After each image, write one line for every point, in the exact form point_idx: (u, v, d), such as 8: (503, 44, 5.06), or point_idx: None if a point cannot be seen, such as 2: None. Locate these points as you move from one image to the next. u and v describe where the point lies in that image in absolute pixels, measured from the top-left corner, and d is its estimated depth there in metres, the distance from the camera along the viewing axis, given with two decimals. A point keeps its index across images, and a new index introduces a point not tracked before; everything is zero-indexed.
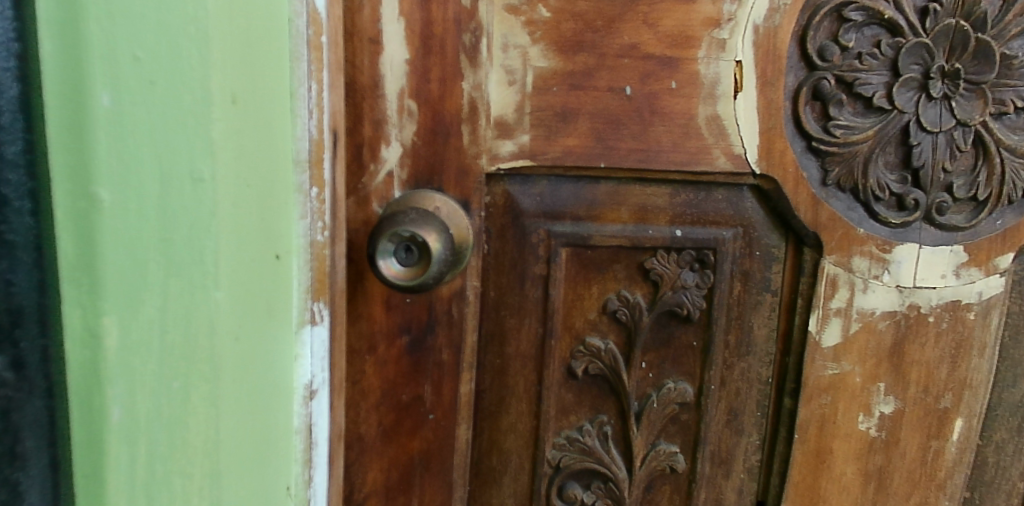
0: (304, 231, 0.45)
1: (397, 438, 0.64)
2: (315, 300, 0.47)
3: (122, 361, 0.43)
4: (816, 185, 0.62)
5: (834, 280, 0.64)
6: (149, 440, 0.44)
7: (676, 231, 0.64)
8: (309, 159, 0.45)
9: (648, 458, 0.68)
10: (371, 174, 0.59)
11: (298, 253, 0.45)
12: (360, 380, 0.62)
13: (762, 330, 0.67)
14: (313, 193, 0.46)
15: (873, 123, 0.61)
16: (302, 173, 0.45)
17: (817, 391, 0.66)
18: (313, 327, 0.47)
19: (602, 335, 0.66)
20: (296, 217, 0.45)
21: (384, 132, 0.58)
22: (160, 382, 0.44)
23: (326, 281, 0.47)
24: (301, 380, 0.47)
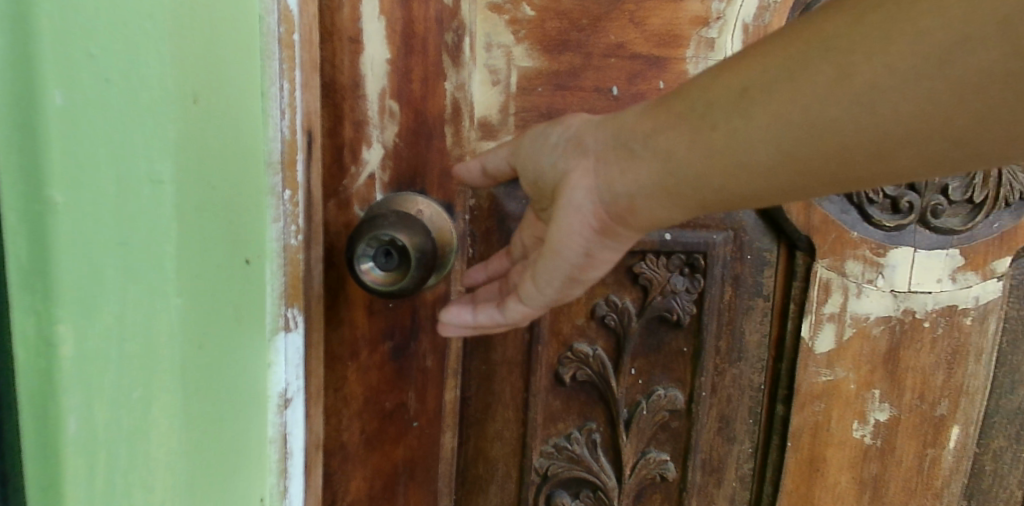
0: (277, 235, 0.45)
1: (381, 446, 0.63)
2: (289, 308, 0.48)
3: (80, 375, 0.38)
4: None
5: (827, 284, 0.63)
6: (109, 463, 0.40)
7: (664, 234, 0.63)
8: (282, 160, 0.45)
9: (637, 466, 0.67)
10: (352, 177, 0.56)
11: (269, 259, 0.45)
12: (343, 386, 0.59)
13: (754, 336, 0.65)
14: (286, 195, 0.46)
15: None
16: (275, 174, 0.44)
17: (810, 398, 0.65)
18: (287, 334, 0.48)
19: (590, 341, 0.66)
20: (270, 220, 0.45)
21: (366, 132, 0.56)
22: (120, 398, 0.39)
23: (300, 287, 0.48)
24: (275, 388, 0.47)
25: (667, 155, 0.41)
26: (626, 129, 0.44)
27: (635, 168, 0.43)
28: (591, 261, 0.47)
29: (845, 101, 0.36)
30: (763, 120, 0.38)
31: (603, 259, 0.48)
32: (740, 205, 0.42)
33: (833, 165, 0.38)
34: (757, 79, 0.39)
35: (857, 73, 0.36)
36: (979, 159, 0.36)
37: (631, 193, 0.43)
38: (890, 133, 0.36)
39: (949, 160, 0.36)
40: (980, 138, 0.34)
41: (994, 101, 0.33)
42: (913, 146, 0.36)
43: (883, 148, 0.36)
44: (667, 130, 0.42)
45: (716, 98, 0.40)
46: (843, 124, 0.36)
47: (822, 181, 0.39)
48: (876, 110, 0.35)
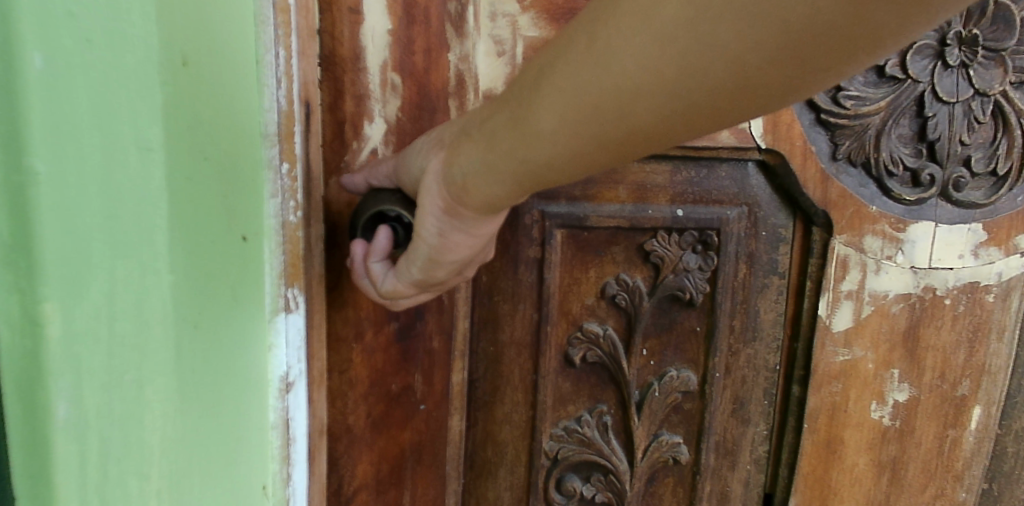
0: (275, 211, 0.43)
1: (388, 431, 0.62)
2: (288, 287, 0.46)
3: (68, 356, 0.33)
4: (826, 159, 0.59)
5: (845, 261, 0.61)
6: (100, 443, 0.35)
7: (677, 210, 0.62)
8: (280, 133, 0.43)
9: (649, 449, 0.66)
10: (354, 152, 0.56)
11: (268, 236, 0.43)
12: (347, 369, 0.57)
13: (769, 315, 0.64)
14: (284, 170, 0.44)
15: (885, 93, 0.57)
16: (271, 147, 0.42)
17: (827, 378, 0.63)
18: (287, 315, 0.46)
19: (601, 321, 0.65)
20: (268, 197, 0.43)
21: (367, 106, 0.55)
22: (111, 378, 0.35)
23: (299, 266, 0.47)
24: (277, 372, 0.46)
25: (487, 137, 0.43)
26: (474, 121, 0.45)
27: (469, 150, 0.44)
28: (446, 243, 0.47)
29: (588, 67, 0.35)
30: (544, 89, 0.38)
31: (461, 241, 0.48)
32: (560, 177, 0.41)
33: (608, 122, 0.36)
34: (546, 56, 0.39)
35: (601, 31, 0.35)
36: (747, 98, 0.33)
37: (466, 174, 0.44)
38: (644, 79, 0.34)
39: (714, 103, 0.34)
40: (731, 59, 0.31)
41: (720, 26, 0.31)
42: (668, 93, 0.34)
43: (640, 93, 0.34)
44: (492, 118, 0.43)
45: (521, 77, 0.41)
46: (597, 79, 0.35)
47: (609, 141, 0.37)
48: (618, 65, 0.34)
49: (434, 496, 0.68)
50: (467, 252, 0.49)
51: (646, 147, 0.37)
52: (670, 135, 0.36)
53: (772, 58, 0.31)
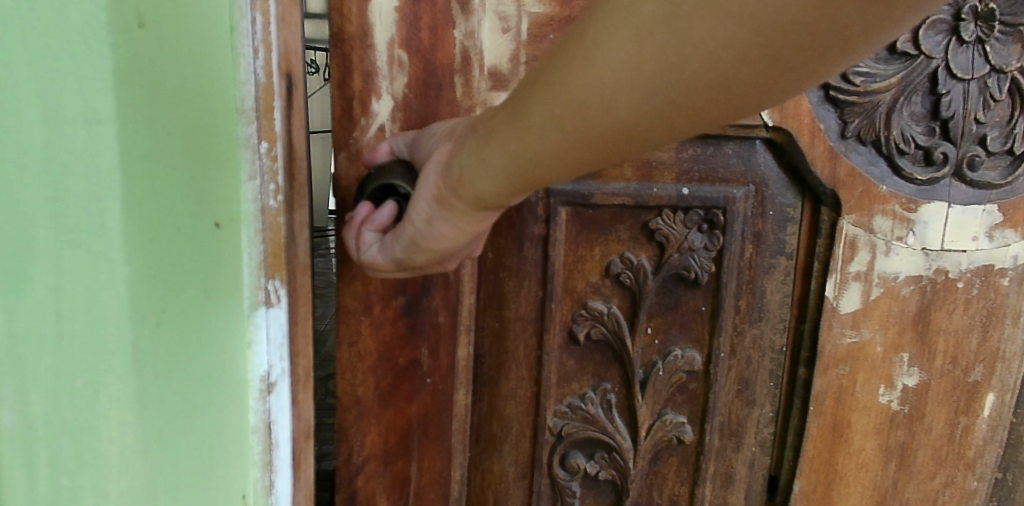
0: (253, 196, 0.41)
1: (395, 402, 0.66)
2: (269, 278, 0.43)
3: (11, 358, 0.37)
4: (835, 137, 0.58)
5: (854, 241, 0.60)
6: (48, 443, 0.38)
7: (682, 189, 0.62)
8: (257, 108, 0.41)
9: (653, 428, 0.66)
10: (362, 128, 0.61)
11: (245, 223, 0.41)
12: (355, 342, 0.63)
13: (775, 295, 0.63)
14: (264, 149, 0.42)
15: (897, 70, 0.56)
16: (249, 124, 0.40)
17: (834, 361, 0.62)
18: (267, 309, 0.44)
19: (605, 299, 0.65)
20: (245, 178, 0.41)
21: (375, 84, 0.60)
22: (59, 380, 0.38)
23: (280, 255, 0.44)
24: (256, 371, 0.44)
25: (488, 134, 0.46)
26: (481, 119, 0.49)
27: (471, 144, 0.47)
28: (431, 230, 0.51)
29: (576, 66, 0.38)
30: (540, 87, 0.41)
31: (446, 233, 0.51)
32: (551, 172, 0.43)
33: (592, 114, 0.38)
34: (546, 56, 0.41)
35: (587, 31, 0.37)
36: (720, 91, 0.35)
37: (461, 167, 0.48)
38: (625, 71, 0.36)
39: (688, 99, 0.36)
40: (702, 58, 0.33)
41: (692, 22, 0.33)
42: (647, 86, 0.36)
43: (621, 86, 0.37)
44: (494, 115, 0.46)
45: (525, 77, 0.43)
46: (585, 72, 0.37)
47: (593, 137, 0.40)
48: (601, 62, 0.37)
49: (440, 468, 0.69)
50: (450, 244, 0.52)
51: (628, 144, 0.39)
52: (649, 131, 0.38)
53: (736, 57, 0.33)
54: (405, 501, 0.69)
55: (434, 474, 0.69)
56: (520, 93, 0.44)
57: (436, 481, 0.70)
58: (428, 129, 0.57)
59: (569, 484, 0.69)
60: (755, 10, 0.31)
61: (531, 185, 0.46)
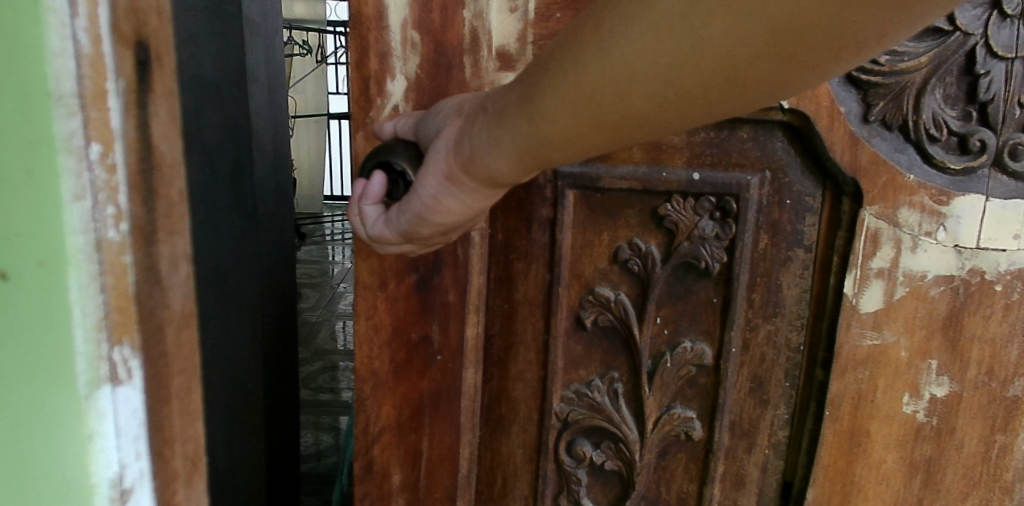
0: (82, 223, 0.33)
1: (408, 376, 0.68)
2: (114, 346, 0.35)
3: None
4: (857, 121, 0.54)
5: (876, 235, 0.55)
6: None
7: (693, 174, 0.59)
8: (81, 93, 0.32)
9: (660, 421, 0.64)
10: (378, 108, 0.63)
11: (71, 262, 0.33)
12: (371, 315, 0.66)
13: (792, 290, 0.59)
14: (96, 155, 0.33)
15: (927, 48, 0.51)
16: (69, 116, 0.32)
17: (852, 363, 0.57)
18: (113, 389, 0.35)
19: (614, 285, 0.63)
20: (66, 200, 0.32)
21: (390, 64, 0.62)
22: None
23: (129, 310, 0.35)
24: (102, 475, 0.36)
25: (501, 113, 0.47)
26: (490, 97, 0.50)
27: (482, 122, 0.48)
28: (439, 205, 0.52)
29: (596, 51, 0.39)
30: (557, 71, 0.42)
31: (453, 208, 0.52)
32: (564, 154, 0.45)
33: (607, 100, 0.40)
34: (562, 39, 0.42)
35: (607, 16, 0.38)
36: (732, 82, 0.36)
37: (473, 145, 0.49)
38: (646, 61, 0.37)
39: (701, 87, 0.37)
40: (720, 49, 0.35)
41: (711, 17, 0.34)
42: (665, 74, 0.37)
43: (638, 75, 0.38)
44: (505, 95, 0.47)
45: (538, 58, 0.44)
46: (602, 60, 0.39)
47: (609, 122, 0.41)
48: (622, 48, 0.38)
49: (450, 446, 0.70)
50: (456, 218, 0.53)
51: (640, 129, 0.41)
52: (660, 117, 0.40)
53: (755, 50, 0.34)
54: (417, 473, 0.71)
55: (444, 450, 0.71)
56: (532, 74, 0.45)
57: (445, 458, 0.71)
58: (440, 104, 0.58)
59: (575, 472, 0.68)
60: (776, 10, 0.32)
61: (538, 166, 0.47)
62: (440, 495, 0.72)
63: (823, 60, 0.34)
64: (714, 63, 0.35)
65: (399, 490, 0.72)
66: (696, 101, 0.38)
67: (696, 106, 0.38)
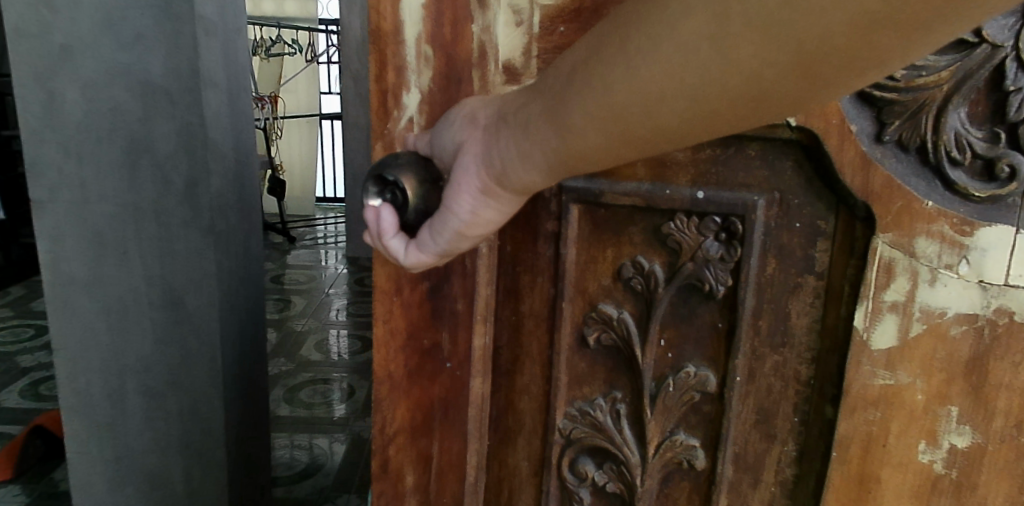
0: None
1: (420, 380, 0.66)
2: None
3: None
4: (868, 141, 0.50)
5: (890, 265, 0.50)
6: None
7: (697, 193, 0.56)
8: None
9: (662, 447, 0.62)
10: (394, 120, 0.63)
11: None
12: (387, 320, 0.63)
13: (802, 319, 0.55)
14: None
15: (949, 61, 0.46)
16: None
17: (862, 403, 0.53)
18: None
19: (617, 304, 0.62)
20: None
21: (405, 78, 0.62)
22: None
23: None
24: None
25: (525, 124, 0.49)
26: (506, 106, 0.52)
27: (506, 132, 0.51)
28: (478, 219, 0.54)
29: (623, 70, 0.42)
30: (583, 86, 0.45)
31: (490, 219, 0.55)
32: (591, 164, 0.48)
33: (634, 116, 0.43)
34: (585, 55, 0.45)
35: (633, 38, 0.41)
36: (753, 101, 0.39)
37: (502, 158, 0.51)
38: (672, 81, 0.40)
39: (723, 104, 0.40)
40: (745, 71, 0.38)
41: (737, 41, 0.37)
42: (691, 91, 0.40)
43: (665, 94, 0.41)
44: (526, 105, 0.50)
45: (558, 73, 0.47)
46: (629, 79, 0.42)
47: (635, 136, 0.44)
48: (648, 68, 0.41)
49: (456, 453, 0.70)
50: (491, 227, 0.55)
51: (665, 142, 0.44)
52: (684, 131, 0.43)
53: (777, 72, 0.37)
54: (429, 477, 0.69)
55: (451, 457, 0.70)
56: (554, 88, 0.47)
57: (454, 465, 0.70)
58: (450, 114, 0.58)
59: (578, 490, 0.66)
60: (799, 35, 0.35)
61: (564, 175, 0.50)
62: (449, 500, 0.71)
63: (839, 80, 0.37)
64: (738, 83, 0.39)
65: (410, 492, 0.69)
66: (717, 116, 0.41)
67: (719, 120, 0.41)
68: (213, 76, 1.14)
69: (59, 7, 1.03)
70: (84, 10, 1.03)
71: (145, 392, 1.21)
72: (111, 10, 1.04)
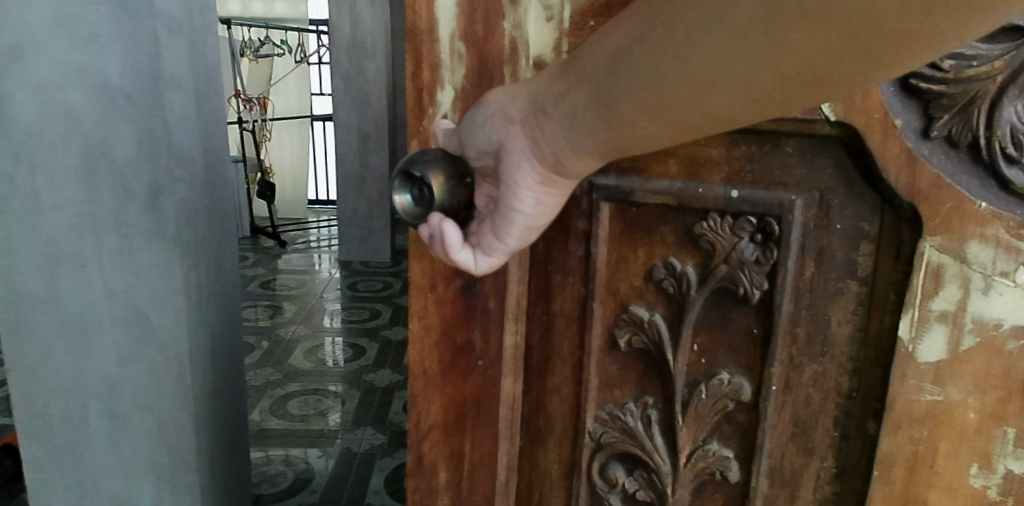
0: None
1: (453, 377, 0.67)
2: None
3: None
4: (915, 137, 0.47)
5: (938, 272, 0.47)
6: None
7: (731, 191, 0.53)
8: None
9: (693, 456, 0.59)
10: (430, 118, 0.63)
11: None
12: (422, 316, 0.65)
13: (842, 327, 0.52)
14: None
15: (1003, 50, 0.43)
16: None
17: (908, 421, 0.50)
18: None
19: (649, 305, 0.59)
20: None
21: (440, 76, 0.62)
22: None
23: None
24: None
25: (567, 114, 0.47)
26: (540, 93, 0.50)
27: (546, 123, 0.49)
28: (544, 206, 0.53)
29: (672, 58, 0.40)
30: (627, 75, 0.43)
31: (552, 206, 0.54)
32: (643, 150, 0.47)
33: (686, 104, 0.41)
34: (626, 42, 0.43)
35: (679, 25, 0.39)
36: (813, 85, 0.37)
37: (550, 149, 0.50)
38: (725, 68, 0.38)
39: (780, 89, 0.38)
40: (803, 56, 0.36)
41: (793, 28, 0.35)
42: (746, 78, 0.38)
43: (716, 81, 0.39)
44: (564, 94, 0.47)
45: (597, 61, 0.45)
46: (678, 67, 0.40)
47: (688, 123, 0.43)
48: (698, 56, 0.39)
49: (488, 453, 0.69)
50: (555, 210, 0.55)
51: (720, 127, 0.42)
52: (740, 116, 0.41)
53: (837, 56, 0.35)
54: (461, 475, 0.70)
55: (483, 455, 0.69)
56: (594, 77, 0.45)
57: (484, 463, 0.69)
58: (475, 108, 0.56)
59: (608, 496, 0.64)
60: (858, 19, 0.33)
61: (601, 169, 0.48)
62: (479, 499, 0.70)
63: (905, 61, 0.34)
64: (796, 67, 0.36)
65: (444, 488, 0.70)
66: (774, 100, 0.39)
67: (776, 104, 0.39)
68: (178, 74, 1.00)
69: (11, 8, 0.85)
70: (36, 7, 0.86)
71: (108, 415, 1.02)
72: (65, 7, 0.87)
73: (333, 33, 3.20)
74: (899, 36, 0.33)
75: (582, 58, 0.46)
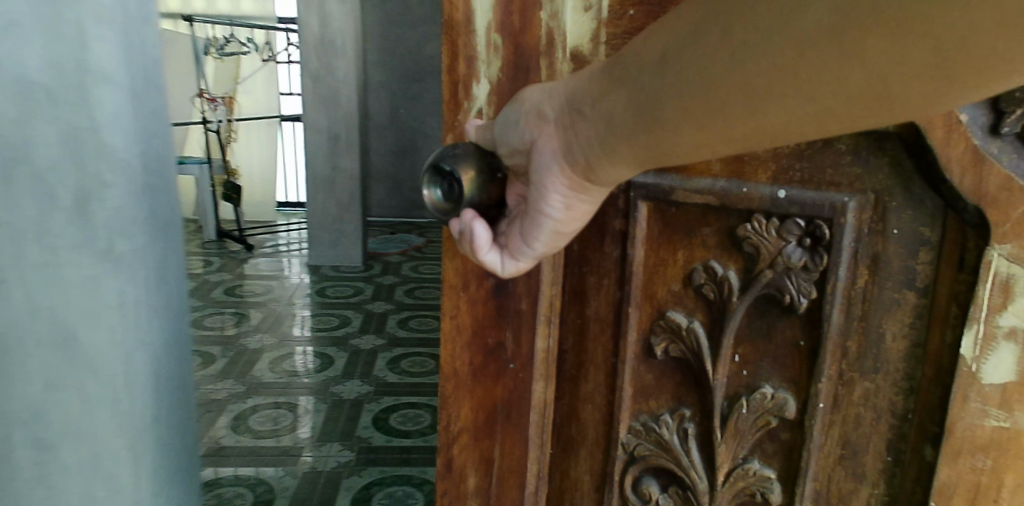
0: None
1: (485, 380, 0.64)
2: None
3: None
4: (983, 133, 0.42)
5: (1009, 284, 0.42)
6: None
7: (778, 191, 0.49)
8: None
9: (733, 475, 0.55)
10: (465, 112, 0.61)
11: None
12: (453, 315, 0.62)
13: (896, 342, 0.47)
14: None
15: None
16: None
17: (971, 448, 0.45)
18: None
19: (687, 312, 0.56)
20: None
21: (475, 69, 0.60)
22: None
23: None
24: None
25: (607, 117, 0.44)
26: (579, 93, 0.47)
27: (584, 127, 0.46)
28: (572, 211, 0.50)
29: (726, 62, 0.37)
30: (676, 79, 0.39)
31: (579, 215, 0.51)
32: (686, 158, 0.43)
33: (737, 114, 0.38)
34: (676, 43, 0.39)
35: (737, 26, 0.36)
36: (880, 102, 0.33)
37: (584, 153, 0.47)
38: (784, 76, 0.35)
39: (843, 105, 0.34)
40: (871, 70, 0.32)
41: (864, 39, 0.31)
42: (805, 88, 0.35)
43: (772, 90, 0.36)
44: (605, 97, 0.44)
45: (643, 61, 0.41)
46: (732, 71, 0.37)
47: (738, 133, 0.39)
48: (755, 61, 0.35)
49: (518, 459, 0.67)
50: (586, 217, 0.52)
51: (773, 140, 0.39)
52: (794, 130, 0.37)
53: (911, 74, 0.31)
54: (489, 481, 0.66)
55: (513, 462, 0.67)
56: (639, 78, 0.42)
57: (514, 471, 0.67)
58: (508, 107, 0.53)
59: None
60: (939, 35, 0.29)
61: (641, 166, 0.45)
62: None
63: (988, 83, 0.30)
64: (863, 82, 0.33)
65: (473, 494, 0.67)
66: (834, 116, 0.35)
67: (835, 121, 0.36)
68: None
69: None
70: None
71: None
72: None
73: (304, 32, 3.15)
74: (985, 56, 0.29)
75: (626, 57, 0.43)
